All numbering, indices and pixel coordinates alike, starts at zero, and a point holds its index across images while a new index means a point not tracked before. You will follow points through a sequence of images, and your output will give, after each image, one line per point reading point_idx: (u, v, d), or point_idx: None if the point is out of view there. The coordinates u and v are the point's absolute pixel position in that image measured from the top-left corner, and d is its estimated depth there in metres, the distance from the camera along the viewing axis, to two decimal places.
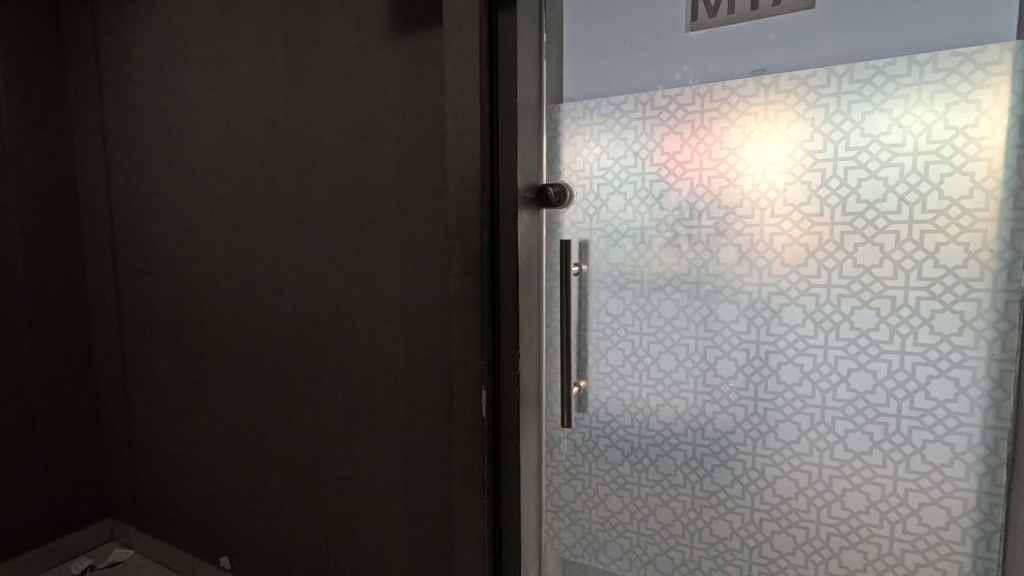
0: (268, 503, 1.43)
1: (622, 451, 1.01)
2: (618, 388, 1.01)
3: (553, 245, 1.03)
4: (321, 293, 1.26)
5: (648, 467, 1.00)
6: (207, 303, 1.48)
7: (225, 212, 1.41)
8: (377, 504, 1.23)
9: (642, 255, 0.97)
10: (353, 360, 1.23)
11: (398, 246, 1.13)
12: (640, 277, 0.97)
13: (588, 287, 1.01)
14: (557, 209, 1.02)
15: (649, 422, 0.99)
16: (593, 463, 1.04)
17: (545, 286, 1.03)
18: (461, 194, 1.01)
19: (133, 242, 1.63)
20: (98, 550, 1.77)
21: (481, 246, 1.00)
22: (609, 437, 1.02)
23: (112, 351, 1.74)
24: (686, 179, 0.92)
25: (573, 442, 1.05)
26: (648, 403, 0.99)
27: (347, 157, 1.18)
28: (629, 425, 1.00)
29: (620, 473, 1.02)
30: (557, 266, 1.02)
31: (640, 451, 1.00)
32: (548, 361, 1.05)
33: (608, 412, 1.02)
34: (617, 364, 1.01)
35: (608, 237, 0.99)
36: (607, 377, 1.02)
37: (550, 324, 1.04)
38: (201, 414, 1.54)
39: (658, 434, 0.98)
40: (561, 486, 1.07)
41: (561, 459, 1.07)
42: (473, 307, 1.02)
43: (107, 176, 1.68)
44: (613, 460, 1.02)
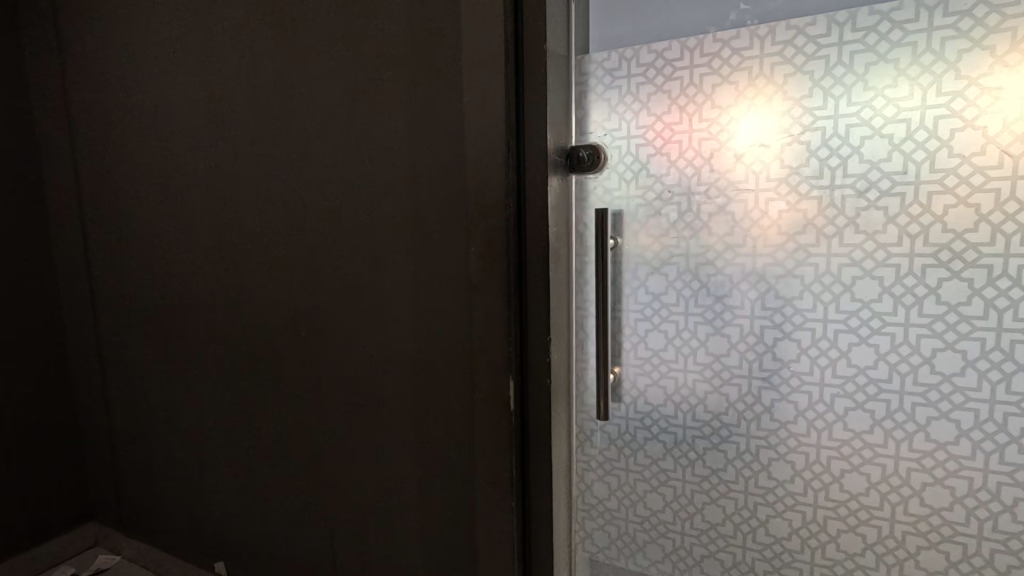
0: (267, 503, 1.32)
1: (665, 444, 0.91)
2: (658, 376, 0.91)
3: (584, 217, 0.91)
4: (320, 276, 1.13)
5: (693, 462, 0.90)
6: (192, 289, 1.35)
7: (208, 187, 1.27)
8: (390, 505, 1.12)
9: (688, 225, 0.85)
10: (358, 348, 1.11)
11: (407, 221, 1.00)
12: (683, 253, 0.86)
13: (622, 262, 0.90)
14: (588, 176, 0.90)
15: (696, 413, 0.89)
16: (629, 458, 0.94)
17: (576, 265, 0.92)
18: (483, 160, 0.88)
19: (106, 223, 1.48)
20: (82, 556, 1.63)
21: (506, 216, 0.88)
22: (649, 428, 0.92)
23: (86, 343, 1.60)
24: (722, 136, 0.82)
25: (608, 434, 0.95)
26: (695, 392, 0.89)
27: (346, 121, 1.04)
28: (672, 415, 0.90)
29: (662, 469, 0.92)
30: (591, 240, 0.90)
31: (685, 444, 0.90)
32: (578, 347, 0.94)
33: (648, 401, 0.92)
34: (656, 349, 0.90)
35: (646, 208, 0.88)
36: (646, 364, 0.91)
37: (582, 306, 0.93)
38: (190, 408, 1.42)
39: (705, 425, 0.89)
40: (593, 483, 0.97)
41: (593, 454, 0.96)
42: (497, 286, 0.90)
43: (73, 151, 1.51)
44: (654, 455, 0.92)
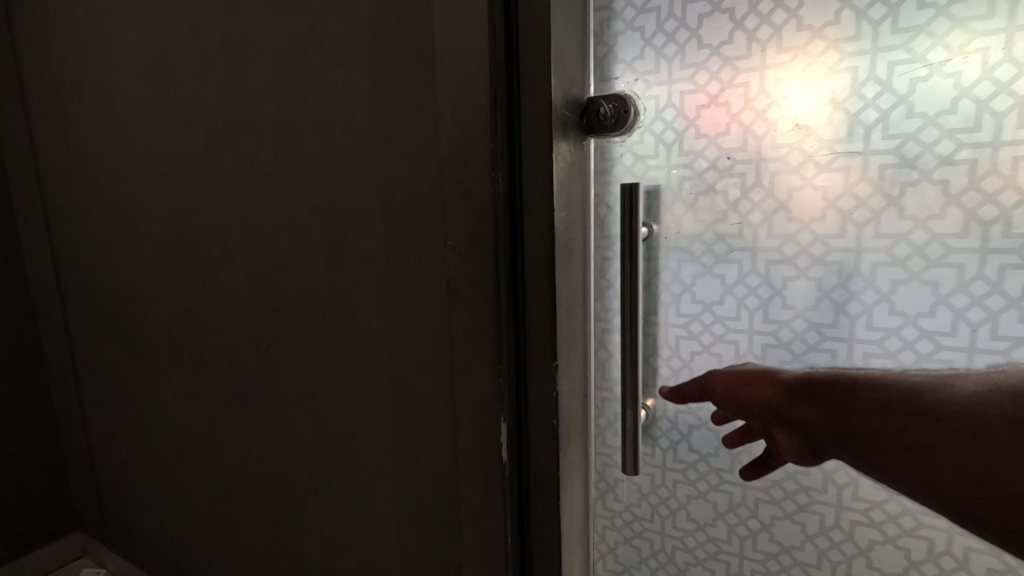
0: (236, 537, 1.11)
1: (716, 506, 0.68)
2: (708, 416, 0.66)
3: (605, 195, 0.66)
4: (275, 273, 0.89)
5: (755, 534, 0.66)
6: (146, 285, 1.14)
7: (156, 165, 1.04)
8: (364, 559, 0.89)
9: (756, 207, 0.60)
10: (320, 364, 0.87)
11: (370, 201, 0.73)
12: (745, 247, 0.61)
13: (659, 258, 0.66)
14: (612, 139, 0.65)
15: (760, 469, 0.64)
16: (667, 520, 0.70)
17: (595, 260, 0.67)
18: (463, 113, 0.60)
19: (61, 208, 1.29)
20: (66, 569, 1.52)
21: (494, 191, 0.60)
22: (694, 484, 0.68)
23: (57, 345, 1.43)
24: (811, 75, 0.56)
25: (636, 485, 0.72)
26: (762, 442, 0.64)
27: (295, 71, 0.79)
28: (726, 469, 0.66)
29: (711, 538, 0.69)
30: (616, 227, 0.65)
31: (744, 507, 0.66)
32: (598, 369, 0.69)
33: (694, 448, 0.68)
34: (705, 377, 0.65)
35: (692, 183, 0.63)
36: (690, 398, 0.67)
37: (604, 318, 0.68)
38: (156, 420, 1.23)
39: (773, 485, 0.64)
40: (618, 549, 0.74)
41: (616, 509, 0.73)
42: (483, 292, 0.62)
43: (28, 127, 1.31)
44: (701, 519, 0.69)
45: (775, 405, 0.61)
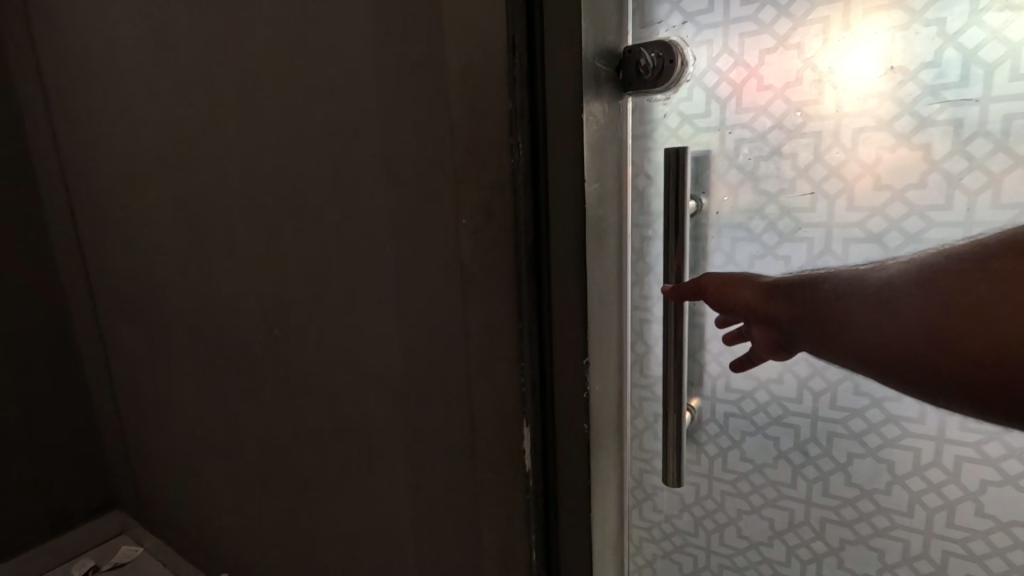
0: (258, 523, 1.09)
1: (773, 525, 0.59)
2: (764, 422, 0.57)
3: (644, 163, 0.56)
4: (285, 256, 0.83)
5: (820, 558, 0.57)
6: (163, 267, 1.10)
7: (164, 140, 0.98)
8: (384, 558, 0.84)
9: (834, 173, 0.49)
10: (334, 352, 0.80)
11: (378, 175, 0.65)
12: (817, 223, 0.51)
13: (707, 239, 0.56)
14: (654, 97, 0.54)
15: (828, 485, 0.55)
16: (714, 535, 0.62)
17: (633, 241, 0.58)
18: (476, 66, 0.51)
19: (82, 189, 1.26)
20: (106, 545, 1.54)
21: (512, 160, 0.51)
22: (747, 498, 0.59)
23: (87, 328, 1.43)
24: (914, 2, 0.44)
25: (677, 495, 0.63)
26: (830, 454, 0.54)
27: (295, 28, 0.70)
28: (786, 483, 0.57)
29: (766, 559, 0.60)
30: (658, 201, 0.57)
31: (806, 527, 0.57)
32: (637, 366, 0.62)
33: (746, 457, 0.59)
34: (761, 377, 0.56)
35: (751, 146, 0.52)
36: (743, 400, 0.58)
37: (642, 307, 0.60)
38: (178, 404, 1.20)
39: (844, 505, 0.54)
40: (655, 565, 0.66)
41: (654, 520, 0.65)
42: (502, 278, 0.54)
43: (47, 105, 1.27)
44: (754, 536, 0.60)
45: (753, 306, 0.51)
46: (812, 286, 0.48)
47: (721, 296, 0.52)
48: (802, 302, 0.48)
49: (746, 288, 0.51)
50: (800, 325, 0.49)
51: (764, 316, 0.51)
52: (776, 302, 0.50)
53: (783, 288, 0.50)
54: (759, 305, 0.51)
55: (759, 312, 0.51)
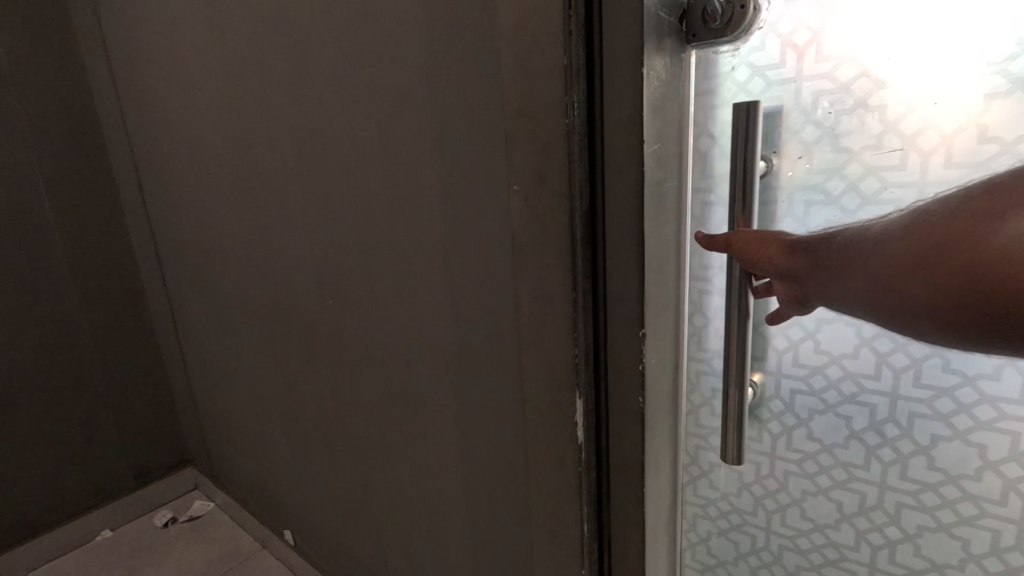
0: (318, 484, 1.14)
1: (842, 508, 0.55)
2: (835, 400, 0.53)
3: (708, 123, 0.52)
4: (337, 228, 0.84)
5: (894, 544, 0.54)
6: (225, 239, 1.14)
7: (222, 116, 1.01)
8: (437, 521, 0.85)
9: (931, 124, 0.44)
10: (388, 321, 0.81)
11: (429, 143, 0.64)
12: (907, 181, 0.45)
13: (776, 204, 0.52)
14: (720, 49, 0.50)
15: (907, 468, 0.51)
16: (776, 516, 0.60)
17: (694, 207, 0.54)
18: (530, 20, 0.48)
19: (150, 166, 1.32)
20: (182, 499, 1.66)
21: (567, 121, 0.48)
22: (814, 479, 0.56)
23: (159, 299, 1.52)
24: None
25: (736, 474, 0.61)
26: (911, 435, 0.50)
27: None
28: (859, 465, 0.53)
29: (832, 542, 0.57)
30: (723, 165, 0.53)
31: (879, 511, 0.53)
32: (694, 339, 0.58)
33: (814, 436, 0.55)
34: (834, 351, 0.52)
35: (830, 98, 0.47)
36: (813, 376, 0.54)
37: (701, 277, 0.57)
38: (242, 371, 1.27)
39: (925, 489, 0.51)
40: (711, 541, 0.64)
41: (709, 498, 0.63)
42: (557, 246, 0.52)
43: (116, 86, 1.33)
44: (821, 519, 0.57)
45: (776, 266, 0.47)
46: (832, 241, 0.44)
47: (742, 254, 0.48)
48: (823, 258, 0.44)
49: (769, 243, 0.47)
50: (820, 282, 0.45)
51: (787, 275, 0.47)
52: (797, 258, 0.46)
53: (803, 245, 0.46)
54: (779, 260, 0.47)
55: (780, 268, 0.47)
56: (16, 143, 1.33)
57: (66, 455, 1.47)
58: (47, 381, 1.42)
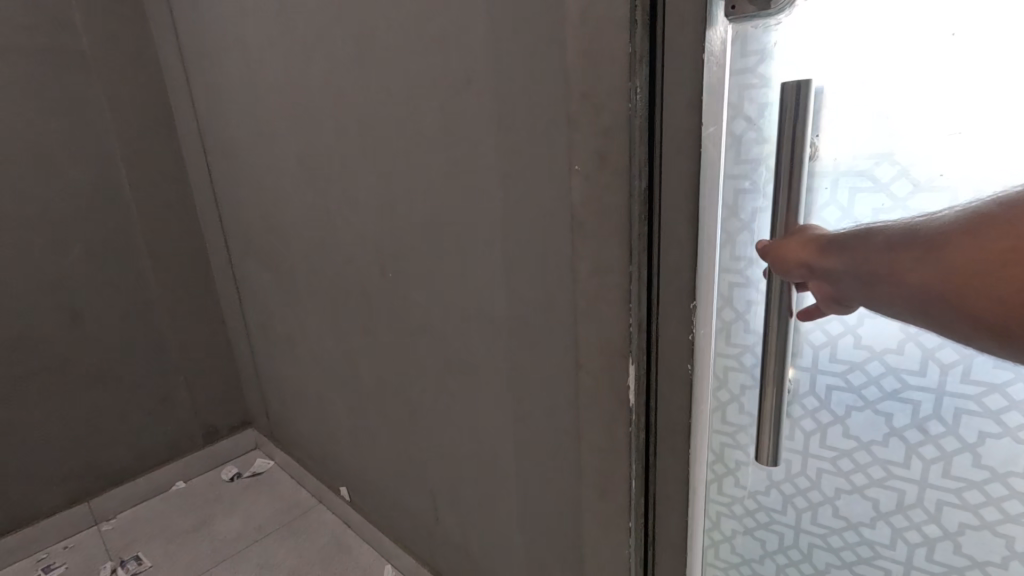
0: (374, 443, 1.23)
1: (877, 506, 0.53)
2: (874, 397, 0.50)
3: (745, 105, 0.50)
4: (399, 208, 0.90)
5: (931, 542, 0.51)
6: (289, 218, 1.22)
7: (289, 103, 1.08)
8: (489, 479, 0.92)
9: (990, 103, 0.40)
10: (445, 294, 0.87)
11: (492, 126, 0.69)
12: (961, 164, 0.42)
13: (817, 192, 0.48)
14: (761, 24, 0.47)
15: (950, 467, 0.48)
16: (805, 514, 0.58)
17: (726, 194, 0.53)
18: (594, 12, 0.51)
19: (220, 149, 1.42)
20: (245, 457, 1.80)
21: (629, 105, 0.51)
22: (848, 477, 0.54)
23: (225, 273, 1.63)
24: None
25: (765, 472, 0.60)
26: (956, 432, 0.47)
27: None
28: (898, 463, 0.51)
29: (866, 540, 0.55)
30: (762, 148, 0.50)
31: (918, 509, 0.51)
32: (722, 332, 0.57)
33: (850, 434, 0.53)
34: (876, 347, 0.49)
35: (879, 77, 0.43)
36: (851, 372, 0.51)
37: (732, 269, 0.54)
38: (303, 340, 1.36)
39: (970, 489, 0.47)
40: (736, 538, 0.65)
41: (735, 495, 0.63)
42: (616, 223, 0.56)
43: (186, 73, 1.43)
44: (854, 517, 0.55)
45: (810, 264, 0.44)
46: (868, 238, 0.40)
47: (774, 253, 0.46)
48: (860, 257, 0.40)
49: (804, 243, 0.45)
50: (854, 284, 0.41)
51: (821, 274, 0.43)
52: (830, 257, 0.42)
53: (838, 242, 0.42)
54: (812, 259, 0.44)
55: (813, 268, 0.44)
56: (101, 129, 1.44)
57: (145, 414, 1.61)
58: (129, 346, 1.56)
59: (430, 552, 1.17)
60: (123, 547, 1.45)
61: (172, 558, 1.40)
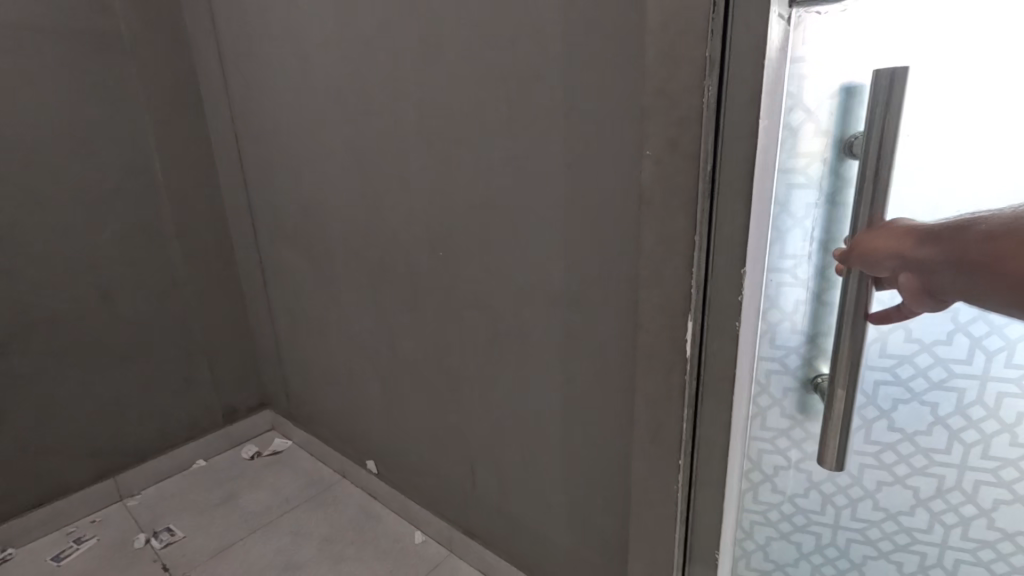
0: (409, 415, 1.30)
1: (917, 492, 0.68)
2: (921, 390, 0.63)
3: (804, 99, 0.62)
4: (455, 192, 0.99)
5: (967, 519, 0.65)
6: (331, 202, 1.29)
7: (341, 93, 1.15)
8: (532, 439, 1.01)
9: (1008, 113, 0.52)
10: (499, 270, 0.96)
11: (560, 118, 0.78)
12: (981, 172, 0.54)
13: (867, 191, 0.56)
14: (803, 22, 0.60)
15: (988, 448, 0.62)
16: (849, 509, 0.73)
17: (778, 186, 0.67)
18: (670, 24, 0.61)
19: (255, 136, 1.47)
20: (262, 437, 1.85)
21: (701, 102, 0.61)
22: (892, 469, 0.68)
23: (250, 256, 1.68)
24: None
25: (807, 476, 0.75)
26: (996, 416, 0.60)
27: None
28: (940, 450, 0.64)
29: (905, 524, 0.70)
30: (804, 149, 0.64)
31: (956, 491, 0.65)
32: (767, 330, 0.72)
33: (896, 428, 0.66)
34: (925, 339, 0.61)
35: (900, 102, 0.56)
36: (900, 366, 0.64)
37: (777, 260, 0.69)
38: (336, 319, 1.43)
39: (1000, 470, 0.62)
40: (773, 539, 0.81)
41: (774, 501, 0.79)
42: (682, 200, 0.66)
43: (222, 61, 1.48)
44: (898, 504, 0.69)
45: (906, 254, 0.51)
46: (961, 233, 0.47)
47: (870, 246, 0.54)
48: (953, 248, 0.47)
49: (899, 237, 0.52)
50: (950, 272, 0.47)
51: (916, 263, 0.50)
52: (924, 248, 0.49)
53: (934, 236, 0.49)
54: (908, 250, 0.51)
55: (906, 258, 0.51)
56: (138, 112, 1.48)
57: (170, 392, 1.65)
58: (157, 325, 1.59)
59: (464, 515, 1.26)
60: (152, 520, 1.49)
61: (204, 529, 1.44)
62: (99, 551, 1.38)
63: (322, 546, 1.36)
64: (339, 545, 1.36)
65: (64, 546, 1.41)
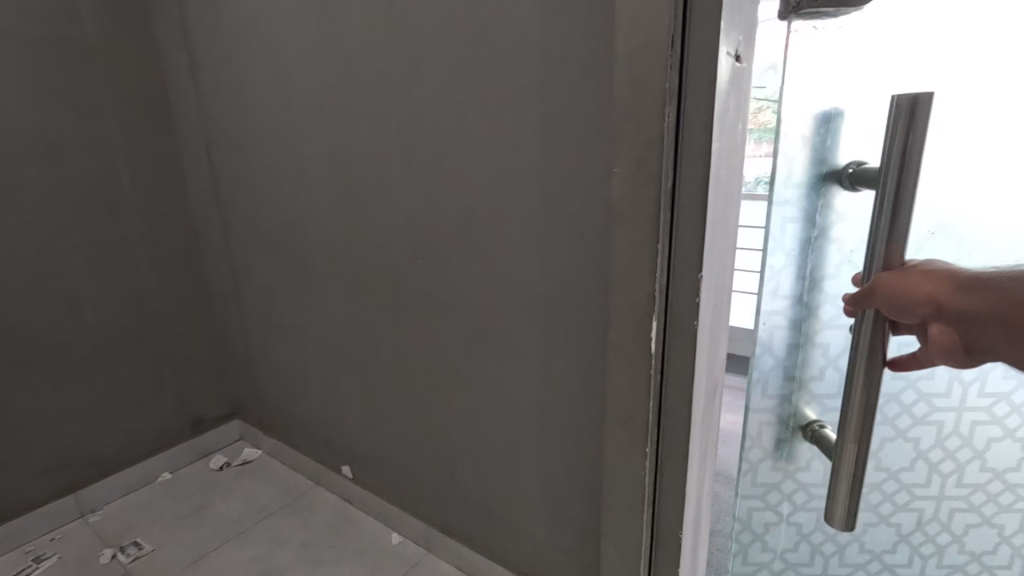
0: (387, 418, 1.33)
1: (900, 527, 0.79)
2: (906, 427, 0.75)
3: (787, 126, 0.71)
4: (434, 202, 1.05)
5: (943, 545, 0.78)
6: (308, 210, 1.32)
7: (320, 105, 1.19)
8: (509, 434, 1.08)
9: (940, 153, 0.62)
10: (477, 274, 1.02)
11: (537, 134, 0.86)
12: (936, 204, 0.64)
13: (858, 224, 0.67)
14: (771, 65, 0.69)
15: (963, 475, 0.75)
16: (837, 556, 0.84)
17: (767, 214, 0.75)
18: (635, 57, 0.70)
19: (228, 144, 1.47)
20: (230, 447, 1.82)
21: (662, 126, 0.70)
22: (879, 508, 0.79)
23: (220, 263, 1.67)
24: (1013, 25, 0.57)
25: (798, 528, 0.86)
26: (970, 444, 0.73)
27: (465, 17, 0.89)
28: (920, 483, 0.77)
29: (890, 562, 0.81)
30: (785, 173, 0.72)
31: (934, 519, 0.78)
32: (759, 379, 0.81)
33: (883, 466, 0.77)
34: (910, 377, 0.72)
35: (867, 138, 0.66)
36: (887, 405, 0.74)
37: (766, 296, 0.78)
38: (312, 325, 1.45)
39: (966, 495, 0.75)
40: None
41: (764, 559, 0.90)
42: (647, 212, 0.74)
43: (194, 69, 1.48)
44: (884, 539, 0.81)
45: None
46: None
47: None
48: None
49: None
50: None
51: None
52: None
53: None
54: None
55: None
56: (105, 118, 1.46)
57: (135, 403, 1.61)
58: (123, 335, 1.56)
59: (442, 514, 1.30)
60: (118, 535, 1.45)
61: (174, 541, 1.42)
62: (63, 569, 1.34)
63: (301, 551, 1.37)
64: (318, 549, 1.38)
65: (23, 565, 1.36)
